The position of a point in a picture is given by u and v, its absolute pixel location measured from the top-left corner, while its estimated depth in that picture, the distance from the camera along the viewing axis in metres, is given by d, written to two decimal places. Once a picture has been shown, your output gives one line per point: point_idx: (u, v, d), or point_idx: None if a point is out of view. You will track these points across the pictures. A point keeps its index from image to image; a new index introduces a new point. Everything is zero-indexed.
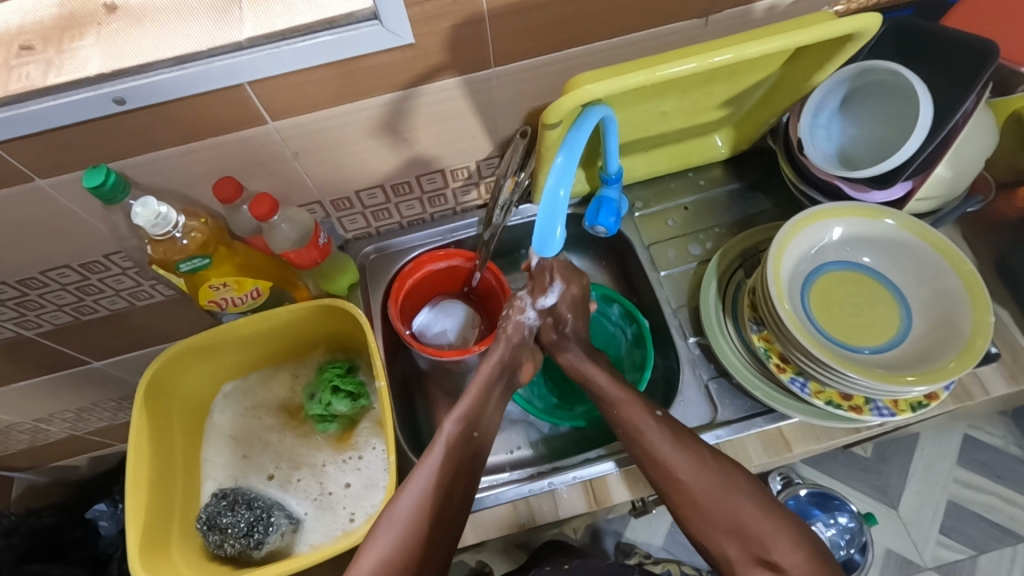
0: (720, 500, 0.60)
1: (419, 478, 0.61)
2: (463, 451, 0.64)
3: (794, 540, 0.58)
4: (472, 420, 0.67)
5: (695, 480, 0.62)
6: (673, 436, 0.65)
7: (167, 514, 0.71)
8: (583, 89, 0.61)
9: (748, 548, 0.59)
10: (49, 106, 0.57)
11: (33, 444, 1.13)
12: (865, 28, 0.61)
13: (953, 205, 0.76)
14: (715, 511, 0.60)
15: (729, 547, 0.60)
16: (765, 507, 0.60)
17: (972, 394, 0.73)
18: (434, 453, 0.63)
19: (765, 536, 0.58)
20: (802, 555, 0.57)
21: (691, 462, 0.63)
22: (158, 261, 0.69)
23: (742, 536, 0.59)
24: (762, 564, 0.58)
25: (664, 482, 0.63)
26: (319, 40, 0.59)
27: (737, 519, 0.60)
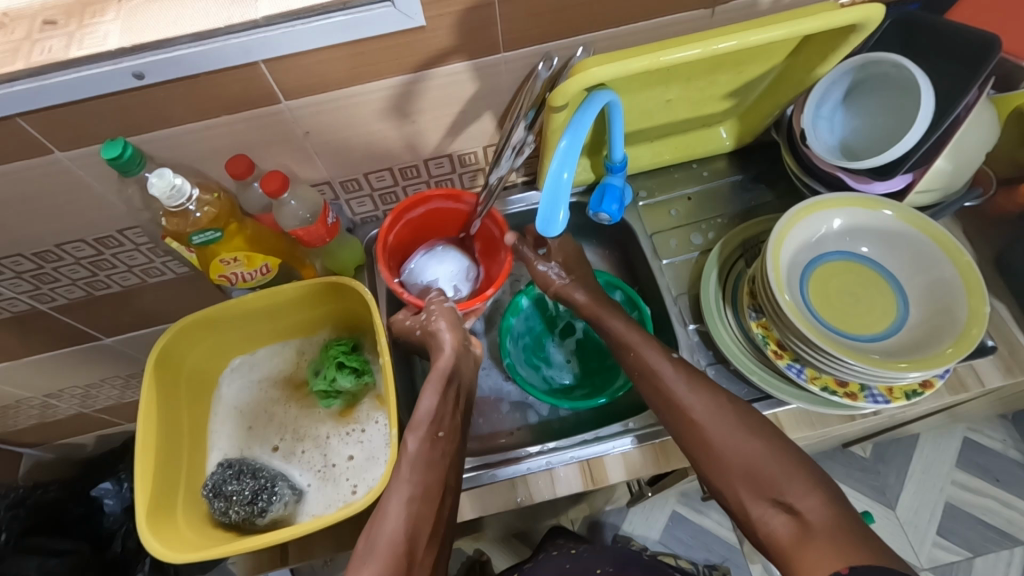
0: (734, 443, 0.61)
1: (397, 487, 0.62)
2: (432, 454, 0.65)
3: (813, 483, 0.58)
4: (436, 419, 0.67)
5: (709, 420, 0.63)
6: (687, 377, 0.67)
7: (173, 483, 0.73)
8: (588, 71, 0.63)
9: (761, 489, 0.60)
10: (71, 78, 0.59)
11: (42, 419, 1.15)
12: (867, 19, 0.63)
13: (952, 198, 0.78)
14: (728, 455, 0.61)
15: (741, 491, 0.61)
16: (777, 451, 0.60)
17: (967, 385, 0.74)
18: (403, 457, 0.64)
19: (779, 479, 0.59)
20: (818, 499, 0.58)
21: (701, 416, 0.64)
22: (172, 234, 0.70)
23: (752, 478, 0.60)
24: (777, 506, 0.59)
25: (678, 423, 0.65)
26: (334, 20, 0.60)
27: (747, 462, 0.61)
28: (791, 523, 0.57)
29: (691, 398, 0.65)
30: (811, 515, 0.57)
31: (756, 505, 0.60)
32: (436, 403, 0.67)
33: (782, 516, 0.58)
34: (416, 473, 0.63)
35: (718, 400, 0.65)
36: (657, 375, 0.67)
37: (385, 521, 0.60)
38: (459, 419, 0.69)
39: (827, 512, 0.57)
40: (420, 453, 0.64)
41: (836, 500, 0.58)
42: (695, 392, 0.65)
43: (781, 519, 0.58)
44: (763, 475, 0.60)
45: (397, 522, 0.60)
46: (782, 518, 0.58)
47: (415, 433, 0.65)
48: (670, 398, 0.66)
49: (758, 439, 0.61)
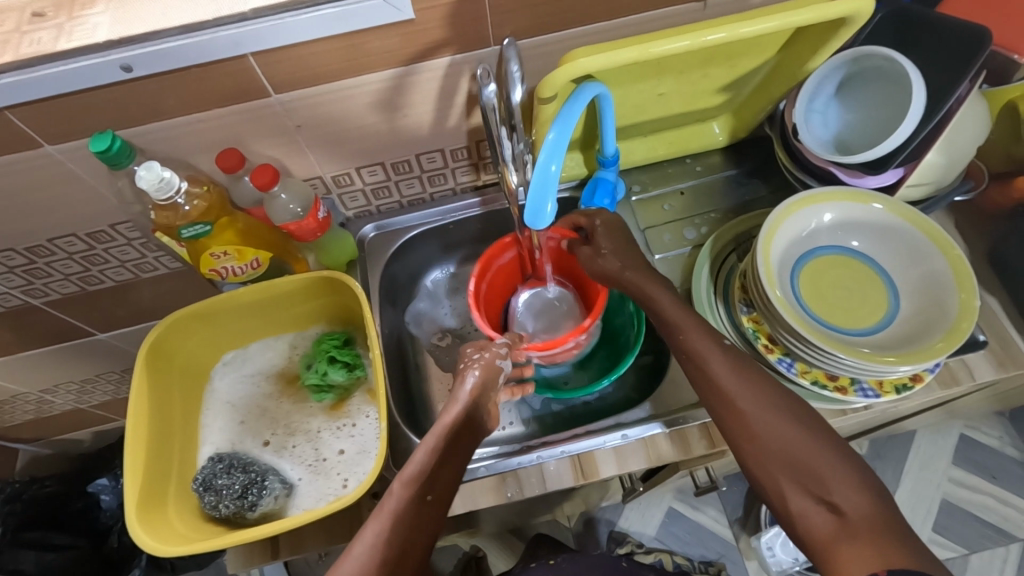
0: (777, 428, 0.60)
1: (351, 553, 0.58)
2: (415, 518, 0.60)
3: (861, 485, 0.55)
4: (423, 484, 0.61)
5: (756, 405, 0.61)
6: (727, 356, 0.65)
7: (164, 474, 0.73)
8: (575, 62, 0.63)
9: (802, 481, 0.57)
10: (61, 70, 0.59)
11: (38, 415, 1.15)
12: (857, 12, 0.63)
13: (944, 191, 0.77)
14: (774, 446, 0.59)
15: (784, 482, 0.58)
16: (829, 449, 0.58)
17: (959, 379, 0.73)
18: (377, 515, 0.60)
19: (826, 475, 0.56)
20: (863, 497, 0.55)
21: (749, 406, 0.61)
22: (162, 228, 0.71)
23: (796, 468, 0.58)
24: (821, 503, 0.56)
25: (722, 409, 0.63)
26: (323, 13, 0.60)
27: (790, 450, 0.58)
28: (828, 517, 0.55)
29: (740, 391, 0.62)
30: (852, 511, 0.54)
31: (797, 499, 0.57)
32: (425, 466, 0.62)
33: (824, 514, 0.56)
34: (380, 549, 0.58)
35: (752, 375, 0.63)
36: None
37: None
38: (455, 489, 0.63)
39: (875, 513, 0.54)
40: (397, 516, 0.60)
41: (884, 502, 0.55)
42: (734, 374, 0.63)
43: (822, 516, 0.55)
44: (806, 465, 0.57)
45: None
46: (821, 511, 0.56)
47: (394, 495, 0.61)
48: (714, 384, 0.64)
49: (804, 428, 0.59)
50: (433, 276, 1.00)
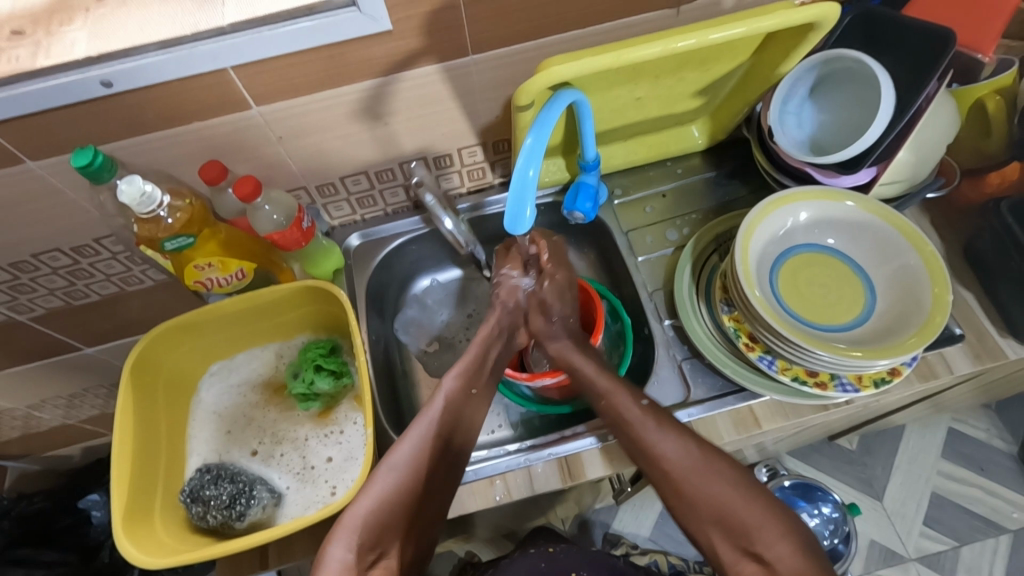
0: (705, 488, 0.60)
1: (417, 430, 0.64)
2: (462, 404, 0.69)
3: (785, 530, 0.58)
4: (468, 380, 0.71)
5: (689, 473, 0.61)
6: (657, 421, 0.65)
7: (151, 486, 0.73)
8: (552, 70, 0.64)
9: (734, 539, 0.59)
10: (39, 87, 0.59)
11: (26, 431, 1.14)
12: (824, 18, 0.64)
13: (916, 188, 0.78)
14: (701, 501, 0.60)
15: (715, 536, 0.60)
16: (749, 496, 0.60)
17: (936, 372, 0.75)
18: (434, 404, 0.67)
19: (751, 528, 0.58)
20: (788, 545, 0.57)
21: (674, 460, 0.62)
22: (145, 241, 0.71)
23: (727, 528, 0.59)
24: (747, 554, 0.58)
25: (650, 467, 0.63)
26: (300, 26, 0.61)
27: (722, 510, 0.59)
28: (761, 572, 0.57)
29: (668, 447, 0.63)
30: (780, 564, 0.56)
31: (728, 552, 0.59)
32: (473, 362, 0.72)
33: (752, 565, 0.58)
34: (434, 433, 0.65)
35: (687, 443, 0.63)
36: (631, 409, 0.66)
37: (399, 459, 0.62)
38: (489, 392, 0.73)
39: (800, 561, 0.56)
40: (448, 404, 0.68)
41: (807, 546, 0.57)
42: (674, 444, 0.63)
43: (752, 567, 0.58)
44: (738, 523, 0.59)
45: (408, 464, 0.62)
46: (754, 567, 0.57)
47: (448, 383, 0.69)
48: (640, 439, 0.64)
49: (734, 484, 0.60)
50: (422, 283, 1.01)
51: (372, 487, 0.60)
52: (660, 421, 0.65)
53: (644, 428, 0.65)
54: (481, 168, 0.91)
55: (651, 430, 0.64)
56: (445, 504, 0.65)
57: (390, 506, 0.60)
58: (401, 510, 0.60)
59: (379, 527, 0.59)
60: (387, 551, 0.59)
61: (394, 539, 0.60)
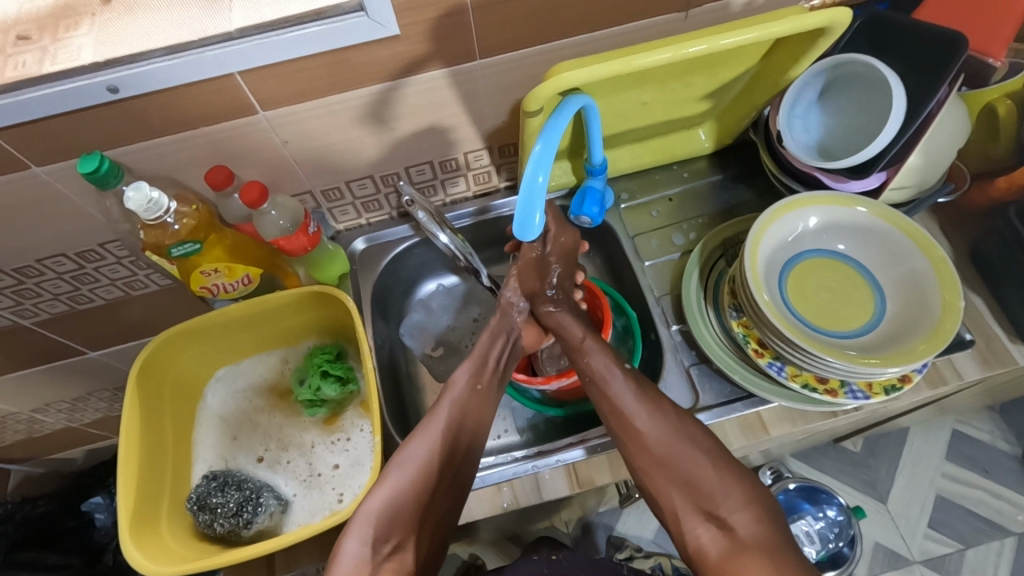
0: (675, 455, 0.62)
1: (429, 427, 0.64)
2: (473, 400, 0.67)
3: (747, 499, 0.59)
4: (475, 374, 0.68)
5: (665, 440, 0.63)
6: (637, 386, 0.66)
7: (158, 493, 0.73)
8: (561, 76, 0.64)
9: (696, 501, 0.61)
10: (45, 93, 0.59)
11: (29, 434, 1.14)
12: (834, 22, 0.64)
13: (926, 193, 0.78)
14: (670, 466, 0.62)
15: (676, 497, 0.61)
16: (720, 467, 0.61)
17: (946, 378, 0.74)
18: (443, 402, 0.66)
19: (716, 493, 0.60)
20: (748, 513, 0.59)
21: (645, 426, 0.64)
22: (151, 247, 0.70)
23: (690, 489, 0.61)
24: (708, 517, 0.60)
25: (621, 430, 0.65)
26: (307, 31, 0.61)
27: (688, 475, 0.61)
28: (718, 534, 0.59)
29: (641, 412, 0.65)
30: (739, 529, 0.58)
31: (688, 514, 0.61)
32: (480, 359, 0.69)
33: (712, 529, 0.60)
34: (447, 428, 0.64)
35: (663, 410, 0.65)
36: (616, 376, 0.66)
37: (411, 455, 0.62)
38: (499, 385, 0.71)
39: (757, 528, 0.58)
40: (455, 403, 0.66)
41: (767, 515, 0.59)
42: (650, 409, 0.65)
43: (710, 532, 0.59)
44: (702, 487, 0.61)
45: (420, 461, 0.61)
46: (712, 530, 0.59)
47: (458, 380, 0.67)
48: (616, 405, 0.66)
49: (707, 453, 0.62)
50: (426, 288, 1.01)
51: (386, 485, 0.60)
52: (640, 388, 0.66)
53: (621, 391, 0.66)
54: (487, 172, 0.91)
55: (630, 394, 0.66)
56: (458, 506, 0.65)
57: (401, 506, 0.59)
58: (413, 507, 0.60)
59: (392, 520, 0.59)
60: (401, 545, 0.59)
61: (408, 534, 0.60)
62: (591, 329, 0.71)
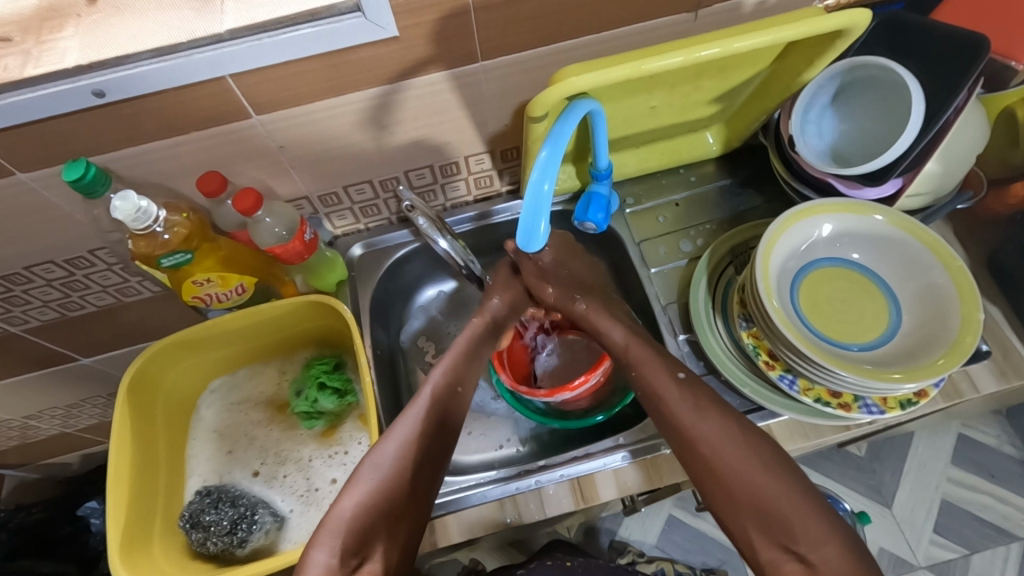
0: (748, 482, 0.57)
1: (401, 427, 0.61)
2: (447, 400, 0.66)
3: (830, 531, 0.54)
4: (454, 376, 0.67)
5: (731, 463, 0.58)
6: (695, 402, 0.62)
7: (150, 511, 0.71)
8: (568, 80, 0.61)
9: (774, 535, 0.56)
10: (29, 97, 0.56)
11: (22, 440, 1.11)
12: (852, 24, 0.62)
13: (943, 201, 0.76)
14: (742, 492, 0.57)
15: (752, 529, 0.57)
16: (794, 491, 0.56)
17: (962, 392, 0.72)
18: (419, 400, 0.64)
19: (794, 524, 0.55)
20: (834, 549, 0.53)
21: (711, 449, 0.59)
22: (140, 257, 0.68)
23: (766, 520, 0.56)
24: (789, 552, 0.55)
25: (685, 453, 0.61)
26: (302, 33, 0.58)
27: (764, 504, 0.56)
28: (802, 572, 0.54)
29: (706, 429, 0.60)
30: (825, 567, 0.53)
31: (765, 546, 0.56)
32: (461, 354, 0.70)
33: (793, 563, 0.54)
34: (422, 431, 0.62)
35: (730, 429, 0.60)
36: (668, 386, 0.63)
37: (383, 456, 0.59)
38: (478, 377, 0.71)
39: (845, 564, 0.53)
40: (433, 400, 0.65)
41: (855, 550, 0.54)
42: (715, 429, 0.60)
43: (792, 565, 0.54)
44: (777, 515, 0.56)
45: (393, 462, 0.59)
46: (793, 564, 0.54)
47: (434, 377, 0.66)
48: (674, 423, 0.62)
49: (778, 477, 0.57)
50: (427, 293, 0.98)
51: (356, 488, 0.57)
52: (698, 404, 0.62)
53: (678, 406, 0.62)
54: (489, 176, 0.88)
55: (687, 406, 0.62)
56: (434, 497, 0.63)
57: (371, 510, 0.57)
58: (382, 515, 0.57)
59: (363, 530, 0.56)
60: (371, 552, 0.56)
61: (378, 540, 0.57)
62: (636, 335, 0.68)
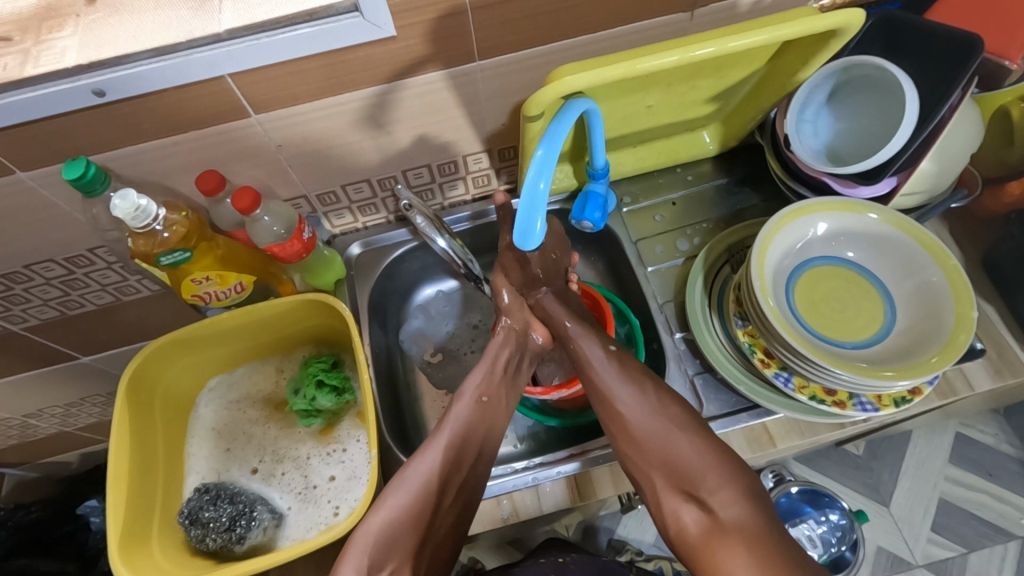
0: (657, 435, 0.60)
1: (432, 446, 0.62)
2: (478, 418, 0.65)
3: (730, 477, 0.56)
4: (483, 387, 0.67)
5: (643, 418, 0.62)
6: (619, 365, 0.66)
7: (148, 507, 0.71)
8: (564, 79, 0.61)
9: (679, 485, 0.58)
10: (28, 97, 0.57)
11: (22, 439, 1.12)
12: (847, 24, 0.62)
13: (938, 199, 0.76)
14: (650, 445, 0.60)
15: (658, 479, 0.59)
16: (702, 442, 0.59)
17: (956, 389, 0.73)
18: (447, 420, 0.64)
19: (695, 474, 0.57)
20: (731, 495, 0.55)
21: (627, 407, 0.63)
22: (140, 256, 0.68)
23: (672, 470, 0.58)
24: (691, 501, 0.56)
25: (604, 413, 0.65)
26: (299, 33, 0.58)
27: (671, 456, 0.59)
28: (702, 519, 0.55)
29: (622, 390, 0.64)
30: (723, 513, 0.54)
31: (670, 498, 0.58)
32: (487, 371, 0.68)
33: (694, 512, 0.56)
34: (451, 450, 0.62)
35: (645, 389, 0.64)
36: (596, 351, 0.68)
37: (410, 475, 0.60)
38: (507, 401, 0.69)
39: (742, 511, 0.54)
40: (463, 419, 0.65)
41: (754, 499, 0.55)
42: (633, 390, 0.64)
43: (693, 515, 0.56)
44: (683, 465, 0.58)
45: (419, 481, 0.59)
46: (694, 514, 0.56)
47: (464, 396, 0.66)
48: (597, 386, 0.66)
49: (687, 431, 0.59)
50: (425, 292, 0.99)
51: (384, 507, 0.58)
52: (624, 369, 0.66)
53: (603, 370, 0.67)
54: (487, 175, 0.89)
55: (613, 371, 0.66)
56: (468, 519, 0.63)
57: (396, 530, 0.57)
58: (409, 534, 0.57)
59: (388, 544, 0.56)
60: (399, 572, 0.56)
61: (404, 560, 0.56)
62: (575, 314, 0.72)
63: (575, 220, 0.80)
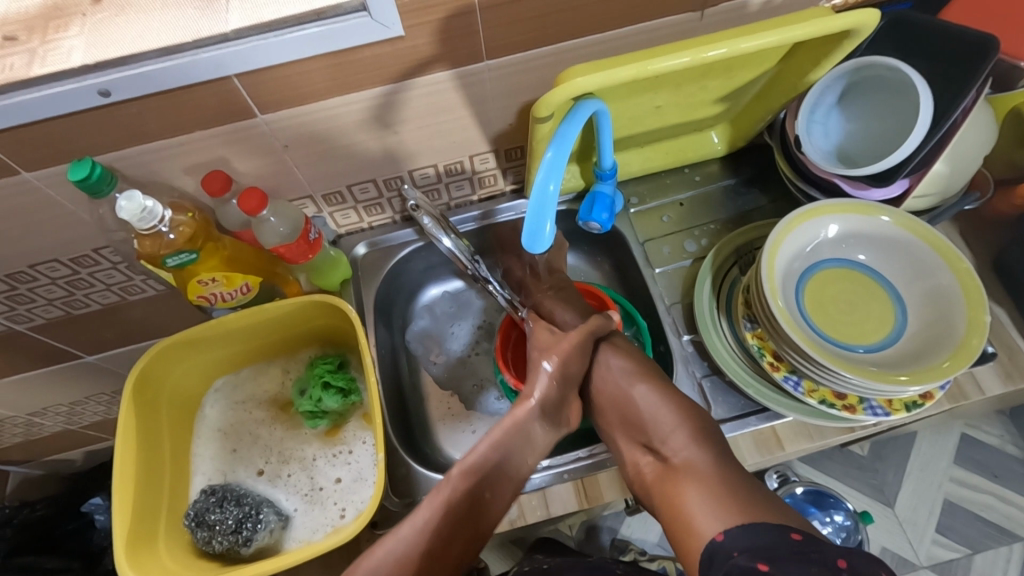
0: (621, 395, 0.71)
1: (411, 522, 0.63)
2: (467, 495, 0.65)
3: (682, 426, 0.66)
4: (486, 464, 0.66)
5: (609, 382, 0.72)
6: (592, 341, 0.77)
7: (154, 508, 0.71)
8: (574, 80, 0.61)
9: (637, 437, 0.69)
10: (35, 96, 0.56)
11: (26, 437, 1.11)
12: (860, 24, 0.61)
13: (950, 202, 0.75)
14: (614, 407, 0.71)
15: (621, 434, 0.70)
16: (661, 401, 0.68)
17: (967, 393, 0.72)
18: (440, 488, 0.65)
19: (651, 427, 0.68)
20: (682, 439, 0.65)
21: (595, 374, 0.74)
22: (146, 257, 0.68)
23: (631, 425, 0.69)
24: (647, 448, 0.68)
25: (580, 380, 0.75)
26: (307, 32, 0.58)
27: (631, 414, 0.69)
28: (656, 463, 0.66)
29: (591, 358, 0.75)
30: (675, 457, 0.65)
31: (631, 448, 0.69)
32: (498, 445, 0.67)
33: (652, 459, 0.67)
34: (435, 526, 0.63)
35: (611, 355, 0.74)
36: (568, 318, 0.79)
37: (382, 551, 0.61)
38: (522, 462, 0.68)
39: (696, 456, 0.64)
40: (450, 499, 0.64)
41: (705, 442, 0.64)
42: (601, 360, 0.74)
43: (649, 460, 0.67)
44: (641, 423, 0.69)
45: (391, 560, 0.61)
46: (650, 460, 0.67)
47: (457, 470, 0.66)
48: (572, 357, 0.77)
49: (644, 394, 0.69)
50: (430, 293, 0.98)
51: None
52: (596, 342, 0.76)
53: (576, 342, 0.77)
54: (493, 175, 0.88)
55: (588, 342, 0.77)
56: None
57: None
58: None
59: None
60: None
61: None
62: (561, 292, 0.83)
63: (583, 222, 0.80)
